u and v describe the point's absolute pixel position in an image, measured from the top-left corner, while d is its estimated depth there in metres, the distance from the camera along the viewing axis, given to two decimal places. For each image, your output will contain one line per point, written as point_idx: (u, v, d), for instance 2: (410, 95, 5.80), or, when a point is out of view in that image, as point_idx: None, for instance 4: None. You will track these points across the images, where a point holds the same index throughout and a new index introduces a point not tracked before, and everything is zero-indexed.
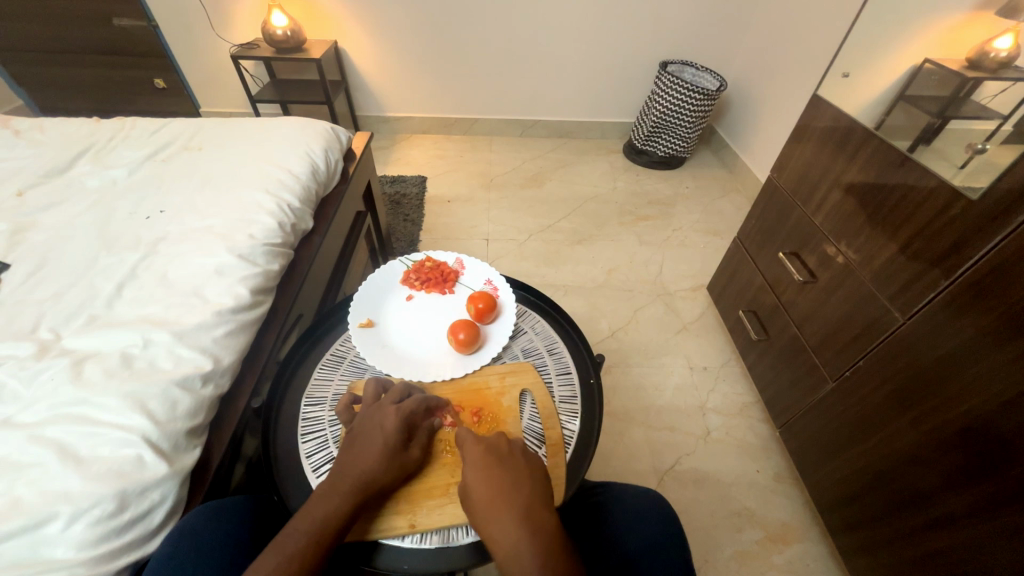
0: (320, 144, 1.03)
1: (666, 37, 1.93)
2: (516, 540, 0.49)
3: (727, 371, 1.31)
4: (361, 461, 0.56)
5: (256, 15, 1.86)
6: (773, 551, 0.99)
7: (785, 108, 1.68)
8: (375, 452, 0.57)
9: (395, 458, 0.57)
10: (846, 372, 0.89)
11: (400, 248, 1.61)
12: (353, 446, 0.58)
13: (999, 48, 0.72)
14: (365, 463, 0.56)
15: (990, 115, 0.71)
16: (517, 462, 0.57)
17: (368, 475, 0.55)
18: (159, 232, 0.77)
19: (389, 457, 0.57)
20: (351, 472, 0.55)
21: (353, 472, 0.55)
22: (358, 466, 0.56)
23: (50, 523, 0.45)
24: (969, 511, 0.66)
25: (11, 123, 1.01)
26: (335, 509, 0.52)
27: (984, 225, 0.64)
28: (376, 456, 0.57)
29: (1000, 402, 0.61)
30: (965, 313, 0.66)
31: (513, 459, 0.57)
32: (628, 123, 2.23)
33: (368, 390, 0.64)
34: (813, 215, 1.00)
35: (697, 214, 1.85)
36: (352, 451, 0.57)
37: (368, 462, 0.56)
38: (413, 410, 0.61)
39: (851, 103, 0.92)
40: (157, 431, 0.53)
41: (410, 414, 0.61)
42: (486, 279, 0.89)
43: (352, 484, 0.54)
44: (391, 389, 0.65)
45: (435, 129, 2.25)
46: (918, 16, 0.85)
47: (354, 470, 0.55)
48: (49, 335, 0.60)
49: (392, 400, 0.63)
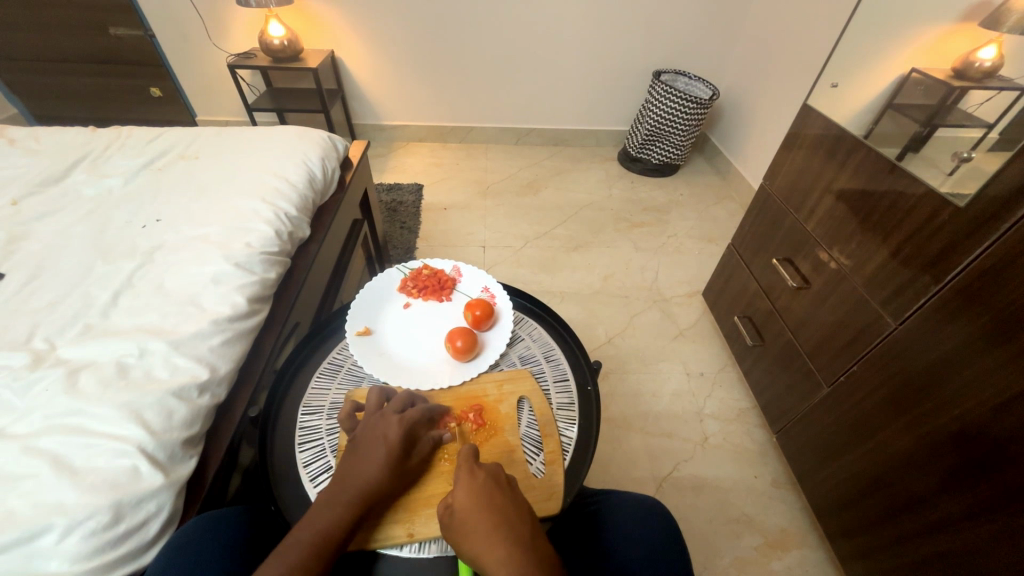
0: (317, 153, 1.04)
1: (659, 46, 1.96)
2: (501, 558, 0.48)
3: (723, 376, 1.32)
4: (363, 471, 0.56)
5: (254, 25, 1.88)
6: (772, 557, 0.99)
7: (776, 116, 1.70)
8: (378, 463, 0.56)
9: (396, 467, 0.57)
10: (840, 376, 0.90)
11: (397, 256, 1.61)
12: (354, 456, 0.57)
13: (984, 58, 0.74)
14: (365, 474, 0.56)
15: (975, 124, 0.73)
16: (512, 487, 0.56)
17: (369, 485, 0.55)
18: (156, 241, 0.77)
19: (392, 467, 0.57)
20: (353, 482, 0.55)
21: (354, 482, 0.55)
22: (360, 475, 0.56)
23: (45, 535, 0.45)
24: (966, 515, 0.66)
25: (7, 132, 1.01)
26: (336, 519, 0.52)
27: (972, 232, 0.65)
28: (378, 467, 0.56)
29: (994, 406, 0.62)
30: (957, 317, 0.67)
31: (510, 487, 0.55)
32: (622, 131, 2.26)
33: (372, 397, 0.64)
34: (805, 222, 1.02)
35: (691, 220, 1.87)
36: (353, 460, 0.57)
37: (370, 472, 0.56)
38: (416, 420, 0.61)
39: (839, 113, 0.94)
40: (153, 442, 0.53)
41: (414, 423, 0.60)
42: (483, 286, 0.89)
43: (353, 494, 0.54)
44: (394, 398, 0.65)
45: (431, 137, 2.26)
46: (904, 28, 0.87)
47: (356, 479, 0.55)
48: (43, 345, 0.60)
49: (395, 410, 0.62)
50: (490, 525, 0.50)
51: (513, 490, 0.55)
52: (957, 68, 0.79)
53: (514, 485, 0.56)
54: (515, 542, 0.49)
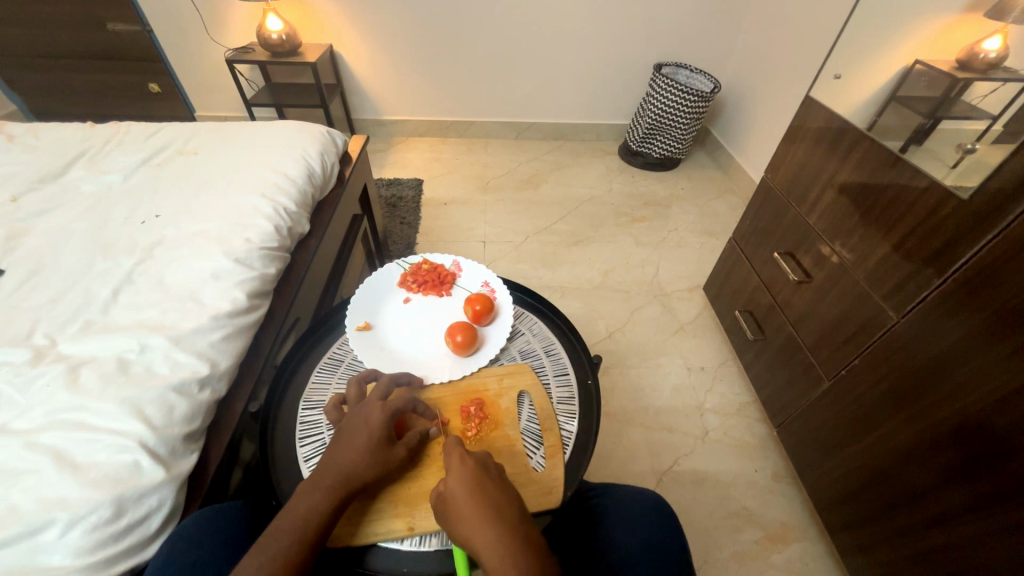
0: (316, 147, 1.04)
1: (660, 39, 1.94)
2: (493, 544, 0.48)
3: (724, 371, 1.32)
4: (344, 458, 0.55)
5: (252, 20, 1.86)
6: (772, 550, 0.99)
7: (778, 109, 1.69)
8: (360, 450, 0.56)
9: (379, 454, 0.57)
10: (841, 370, 0.90)
11: (397, 251, 1.61)
12: (336, 444, 0.57)
13: (989, 49, 0.73)
14: (348, 462, 0.55)
15: (980, 115, 0.72)
16: (502, 479, 0.55)
17: (350, 471, 0.55)
18: (155, 237, 0.77)
19: (374, 454, 0.56)
20: (334, 470, 0.55)
21: (337, 469, 0.55)
22: (341, 463, 0.55)
23: (47, 530, 0.45)
24: (965, 508, 0.66)
25: (6, 129, 1.00)
26: (317, 506, 0.52)
27: (975, 225, 0.65)
28: (360, 454, 0.56)
29: (995, 399, 0.62)
30: (959, 311, 0.66)
31: (498, 475, 0.55)
32: (622, 125, 2.25)
33: (351, 390, 0.64)
34: (807, 215, 1.01)
35: (693, 214, 1.86)
36: (335, 448, 0.57)
37: (352, 459, 0.55)
38: (398, 406, 0.61)
39: (843, 106, 0.93)
40: (154, 437, 0.53)
41: (395, 409, 0.60)
42: (483, 281, 0.89)
43: (336, 481, 0.54)
44: (378, 383, 0.64)
45: (432, 132, 2.25)
46: (909, 19, 0.86)
47: (337, 466, 0.55)
48: (44, 341, 0.60)
49: (376, 398, 0.62)
50: (481, 511, 0.50)
51: (501, 482, 0.55)
52: (961, 59, 0.78)
53: (501, 478, 0.55)
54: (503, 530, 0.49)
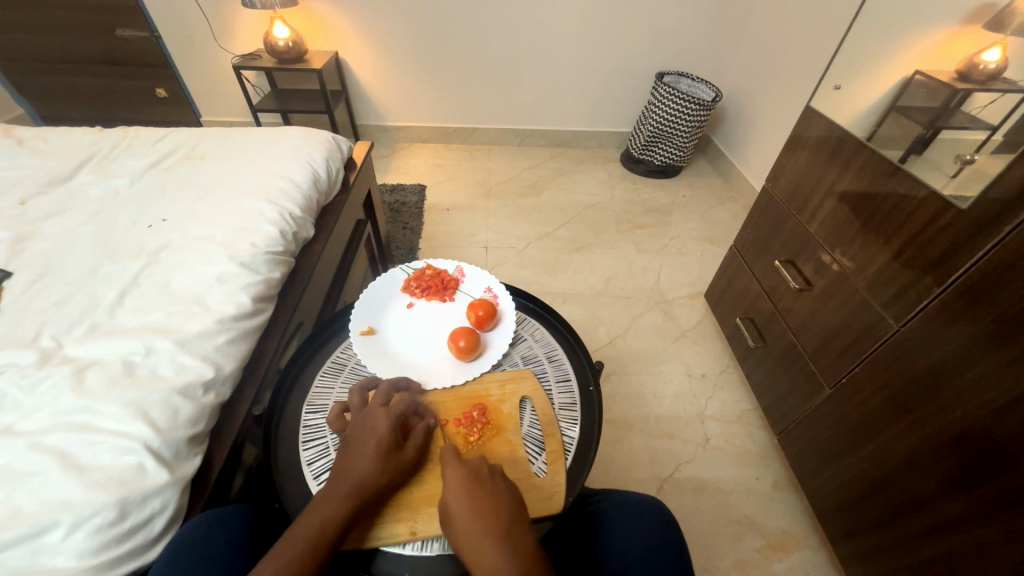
0: (322, 153, 1.05)
1: (662, 48, 1.96)
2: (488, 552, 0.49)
3: (725, 378, 1.32)
4: (356, 465, 0.56)
5: (259, 27, 1.89)
6: (773, 559, 0.99)
7: (778, 118, 1.71)
8: (370, 456, 0.56)
9: (389, 459, 0.57)
10: (842, 378, 0.90)
11: (400, 256, 1.62)
12: (346, 452, 0.57)
13: (988, 60, 0.74)
14: (359, 469, 0.56)
15: (979, 125, 0.73)
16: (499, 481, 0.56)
17: (364, 477, 0.55)
18: (162, 241, 0.78)
19: (384, 459, 0.57)
20: (346, 477, 0.55)
21: (349, 477, 0.55)
22: (353, 471, 0.55)
23: (51, 531, 0.45)
24: (967, 518, 0.66)
25: (15, 133, 1.02)
26: (332, 514, 0.52)
27: (975, 235, 0.65)
28: (370, 460, 0.56)
29: (995, 409, 0.62)
30: (958, 320, 0.67)
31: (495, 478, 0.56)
32: (624, 132, 2.26)
33: (354, 397, 0.64)
34: (807, 223, 1.02)
35: (694, 222, 1.87)
36: (345, 456, 0.57)
37: (363, 466, 0.56)
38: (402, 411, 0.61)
39: (843, 115, 0.94)
40: (159, 439, 0.53)
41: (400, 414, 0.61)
42: (486, 287, 0.89)
43: (348, 489, 0.54)
44: (379, 390, 0.65)
45: (435, 138, 2.27)
46: (908, 32, 0.87)
47: (349, 474, 0.55)
48: (51, 343, 0.61)
49: (379, 404, 0.62)
50: (474, 521, 0.51)
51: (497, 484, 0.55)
52: (961, 70, 0.79)
53: (498, 479, 0.56)
54: (496, 538, 0.49)
